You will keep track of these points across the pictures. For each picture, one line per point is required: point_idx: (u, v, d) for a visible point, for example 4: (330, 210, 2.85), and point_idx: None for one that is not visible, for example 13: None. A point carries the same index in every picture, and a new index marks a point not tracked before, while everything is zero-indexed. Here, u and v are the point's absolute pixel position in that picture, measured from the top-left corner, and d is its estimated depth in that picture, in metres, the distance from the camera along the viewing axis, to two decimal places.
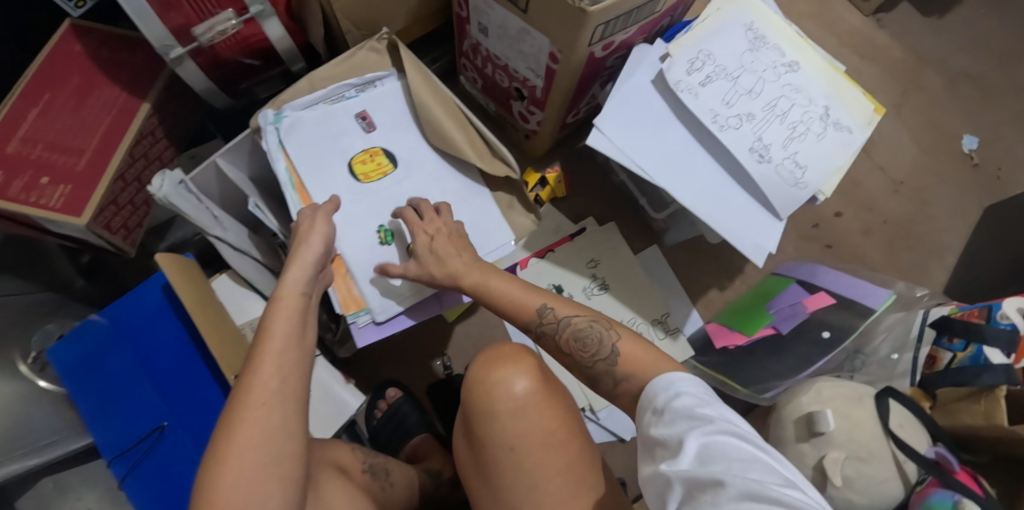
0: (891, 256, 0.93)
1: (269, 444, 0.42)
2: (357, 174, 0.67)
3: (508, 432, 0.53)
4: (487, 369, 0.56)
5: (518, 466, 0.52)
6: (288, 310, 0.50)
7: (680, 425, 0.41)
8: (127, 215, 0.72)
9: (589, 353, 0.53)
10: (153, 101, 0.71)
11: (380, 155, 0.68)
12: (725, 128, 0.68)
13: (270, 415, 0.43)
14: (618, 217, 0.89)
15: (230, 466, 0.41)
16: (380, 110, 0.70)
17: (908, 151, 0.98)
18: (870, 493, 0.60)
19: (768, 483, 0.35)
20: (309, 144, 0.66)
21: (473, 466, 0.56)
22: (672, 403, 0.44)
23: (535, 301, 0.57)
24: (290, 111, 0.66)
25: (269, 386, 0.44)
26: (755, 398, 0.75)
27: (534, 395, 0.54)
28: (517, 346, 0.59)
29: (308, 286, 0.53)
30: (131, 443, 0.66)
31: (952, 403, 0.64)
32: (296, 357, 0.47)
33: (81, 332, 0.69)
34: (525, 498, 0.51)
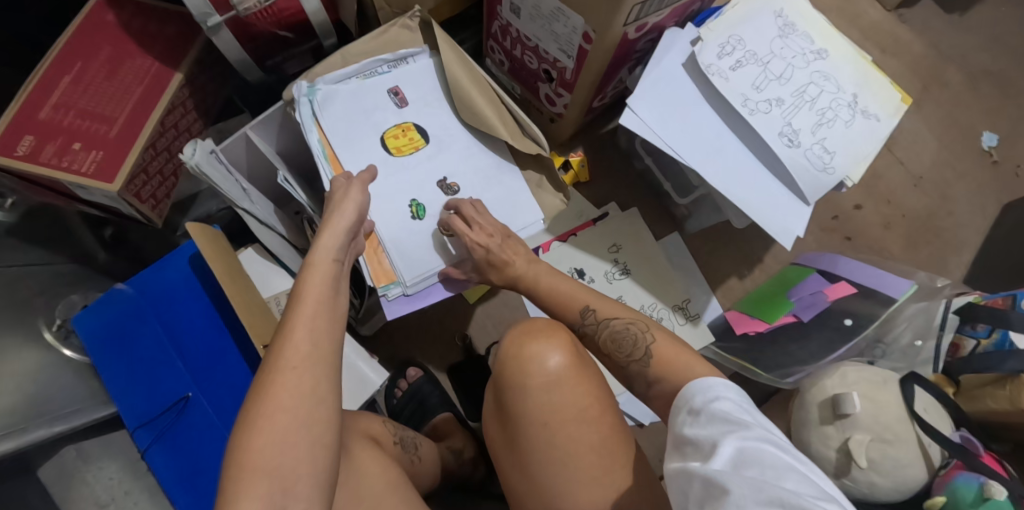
0: (910, 250, 0.94)
1: (300, 408, 0.41)
2: (390, 148, 0.67)
3: (542, 406, 0.52)
4: (521, 344, 0.55)
5: (551, 440, 0.52)
6: (319, 275, 0.49)
7: (715, 428, 0.40)
8: (156, 185, 0.71)
9: (623, 354, 0.53)
10: (185, 72, 0.70)
11: (412, 130, 0.68)
12: (755, 112, 0.69)
13: (300, 379, 0.42)
14: (640, 204, 0.90)
15: (260, 428, 0.39)
16: (412, 86, 0.70)
17: (928, 146, 0.99)
18: (894, 476, 0.61)
19: (806, 494, 0.33)
20: (344, 118, 0.67)
21: (504, 439, 0.56)
22: (708, 406, 0.42)
23: (580, 302, 0.59)
24: (323, 85, 0.66)
25: (301, 350, 0.43)
26: (778, 382, 0.75)
27: (568, 371, 0.53)
28: (550, 323, 0.58)
29: (338, 252, 0.52)
30: (156, 413, 0.66)
31: (976, 388, 0.65)
32: (329, 322, 0.46)
33: (107, 301, 0.69)
34: (557, 472, 0.51)
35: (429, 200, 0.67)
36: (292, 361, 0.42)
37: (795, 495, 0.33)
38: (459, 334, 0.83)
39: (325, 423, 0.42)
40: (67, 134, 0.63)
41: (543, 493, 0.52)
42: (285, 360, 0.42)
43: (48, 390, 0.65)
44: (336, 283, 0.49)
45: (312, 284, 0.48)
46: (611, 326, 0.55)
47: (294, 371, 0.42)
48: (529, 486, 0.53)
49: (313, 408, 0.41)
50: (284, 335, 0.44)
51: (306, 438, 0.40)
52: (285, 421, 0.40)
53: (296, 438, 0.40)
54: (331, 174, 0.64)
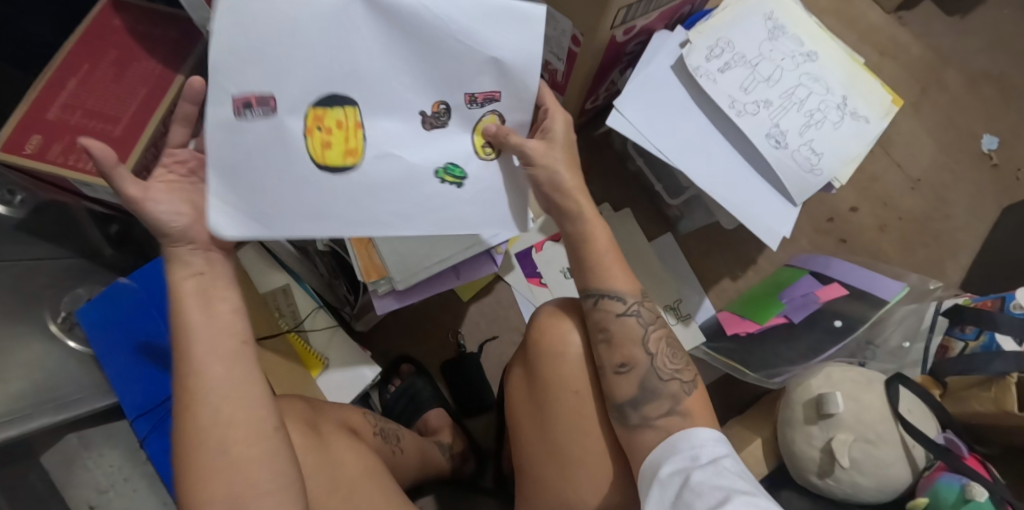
0: (906, 253, 0.94)
1: (223, 432, 0.42)
2: (341, 162, 0.42)
3: (574, 377, 0.53)
4: (547, 320, 0.57)
5: (578, 408, 0.53)
6: (204, 281, 0.45)
7: (722, 480, 0.41)
8: (158, 183, 0.74)
9: (673, 365, 0.52)
10: (186, 75, 0.71)
11: (326, 114, 0.40)
12: (742, 113, 0.69)
13: (205, 406, 0.42)
14: (633, 204, 0.90)
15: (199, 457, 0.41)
16: (295, 80, 0.38)
17: (926, 149, 0.98)
18: (878, 477, 0.61)
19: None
20: (271, 129, 0.38)
21: (527, 407, 0.56)
22: (715, 461, 0.43)
23: (628, 287, 0.53)
24: (214, 180, 0.37)
25: (206, 372, 0.43)
26: (766, 383, 0.75)
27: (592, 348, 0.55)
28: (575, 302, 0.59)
29: (196, 263, 0.45)
30: (155, 403, 0.69)
31: (963, 391, 0.64)
32: (218, 331, 0.44)
33: (109, 294, 0.71)
34: (580, 442, 0.52)
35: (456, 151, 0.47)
36: (212, 390, 0.42)
37: None
38: (454, 331, 0.85)
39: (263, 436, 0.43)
40: (75, 133, 0.66)
41: (560, 461, 0.52)
42: (204, 381, 0.43)
43: (52, 379, 0.67)
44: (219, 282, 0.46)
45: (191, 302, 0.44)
46: (623, 326, 0.52)
47: (205, 395, 0.42)
48: (545, 453, 0.53)
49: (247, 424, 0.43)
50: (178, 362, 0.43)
51: (242, 454, 0.42)
52: (222, 441, 0.42)
53: (232, 462, 0.41)
54: None
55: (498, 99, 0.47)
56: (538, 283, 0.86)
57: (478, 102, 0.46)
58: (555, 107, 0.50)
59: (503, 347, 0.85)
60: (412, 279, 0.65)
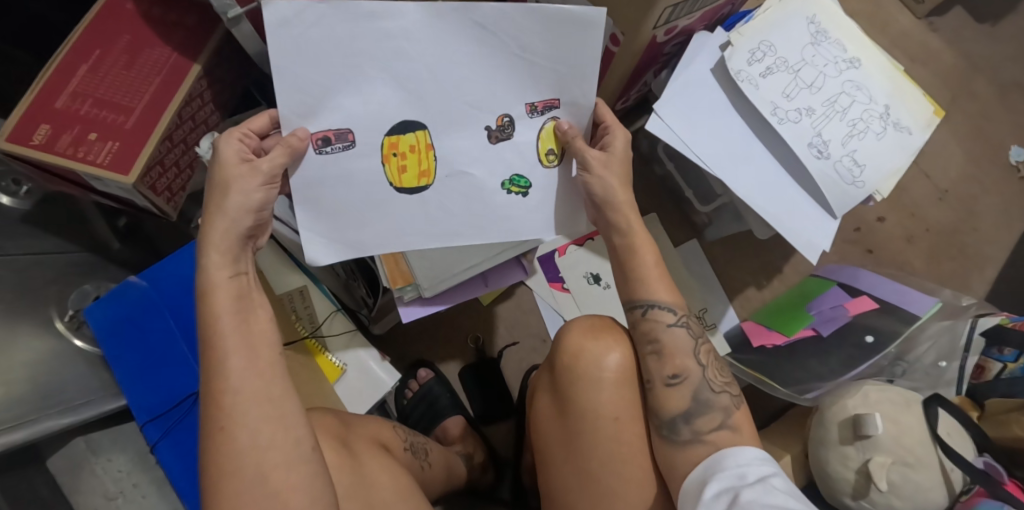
0: (933, 265, 0.91)
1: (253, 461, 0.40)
2: (415, 184, 0.46)
3: (608, 402, 0.50)
4: (580, 341, 0.53)
5: (618, 436, 0.50)
6: (234, 291, 0.43)
7: (772, 498, 0.37)
8: (171, 177, 0.70)
9: (723, 379, 0.50)
10: (203, 63, 0.68)
11: (398, 141, 0.45)
12: (784, 121, 0.67)
13: (238, 433, 0.40)
14: (659, 209, 0.88)
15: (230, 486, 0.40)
16: (366, 115, 0.44)
17: (954, 159, 0.95)
18: (915, 500, 0.59)
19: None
20: (352, 162, 0.45)
21: (559, 436, 0.53)
22: (762, 479, 0.40)
23: (672, 298, 0.51)
24: (303, 216, 0.45)
25: (243, 391, 0.41)
26: (796, 399, 0.72)
27: (629, 372, 0.52)
28: (607, 320, 0.56)
29: (236, 264, 0.44)
30: (167, 407, 0.66)
31: (1002, 414, 0.63)
32: (252, 352, 0.42)
33: (119, 293, 0.68)
34: (614, 470, 0.49)
35: (517, 163, 0.48)
36: (247, 418, 0.41)
37: None
38: (472, 336, 0.83)
39: (297, 460, 0.42)
40: (85, 123, 0.63)
41: (595, 491, 0.49)
42: (239, 402, 0.41)
43: (59, 382, 0.63)
44: (251, 293, 0.44)
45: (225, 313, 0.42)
46: (673, 337, 0.50)
47: (242, 419, 0.41)
48: (578, 480, 0.50)
49: (283, 448, 0.41)
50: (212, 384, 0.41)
51: (280, 483, 0.40)
52: (257, 468, 0.40)
53: (269, 492, 0.40)
54: None
55: (558, 106, 0.47)
56: (560, 289, 0.83)
57: (538, 111, 0.47)
58: (615, 123, 0.49)
59: (523, 352, 0.83)
60: (439, 287, 0.62)
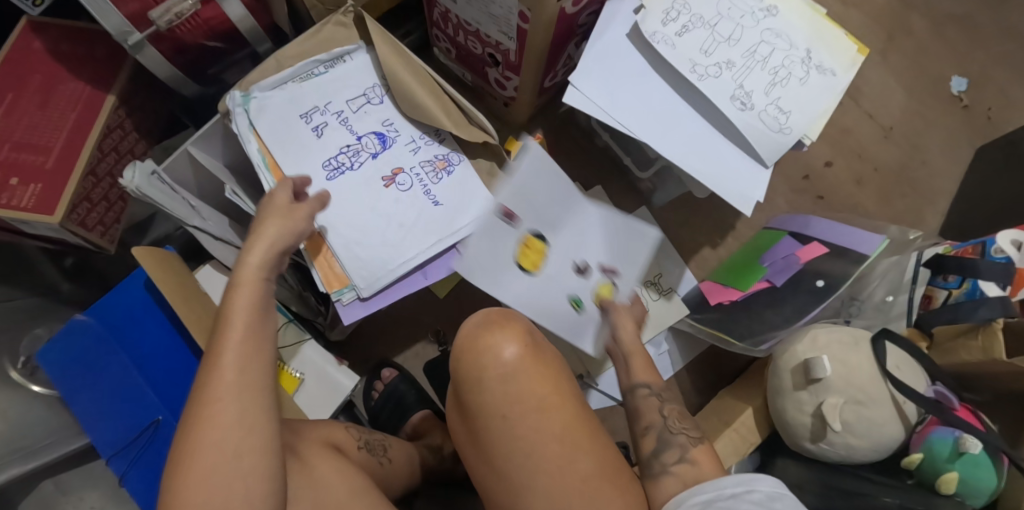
0: (884, 204, 0.91)
1: (231, 437, 0.40)
2: (528, 267, 0.64)
3: (499, 399, 0.49)
4: (472, 337, 0.52)
5: (514, 433, 0.48)
6: (250, 292, 0.46)
7: (737, 507, 0.43)
8: (102, 211, 0.70)
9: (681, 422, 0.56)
10: (118, 93, 0.68)
11: (534, 241, 0.64)
12: (704, 77, 0.66)
13: (225, 409, 0.40)
14: (603, 181, 0.88)
15: (198, 456, 0.39)
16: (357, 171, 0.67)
17: (896, 97, 0.94)
18: (869, 437, 0.60)
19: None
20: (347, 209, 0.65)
21: (467, 434, 0.53)
22: (740, 494, 0.44)
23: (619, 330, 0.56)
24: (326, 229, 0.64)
25: (235, 370, 0.42)
26: (752, 351, 0.74)
27: (521, 363, 0.50)
28: (503, 311, 0.55)
29: (269, 270, 0.49)
30: (128, 440, 0.66)
31: (949, 341, 0.63)
32: (256, 344, 0.43)
33: (68, 332, 0.68)
34: (521, 467, 0.48)
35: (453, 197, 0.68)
36: (235, 397, 0.41)
37: None
38: (433, 330, 0.83)
39: (259, 461, 0.41)
40: (3, 169, 0.62)
41: (510, 484, 0.49)
42: (230, 383, 0.41)
43: (18, 429, 0.63)
44: (264, 301, 0.46)
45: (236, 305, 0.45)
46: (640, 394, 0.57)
47: (231, 398, 0.41)
48: (491, 477, 0.50)
49: (244, 447, 0.40)
50: (211, 361, 0.42)
51: (252, 465, 0.40)
52: (213, 461, 0.39)
53: (243, 470, 0.40)
54: None
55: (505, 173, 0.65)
56: None
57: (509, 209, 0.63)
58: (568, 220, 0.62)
59: None
60: (377, 284, 0.64)
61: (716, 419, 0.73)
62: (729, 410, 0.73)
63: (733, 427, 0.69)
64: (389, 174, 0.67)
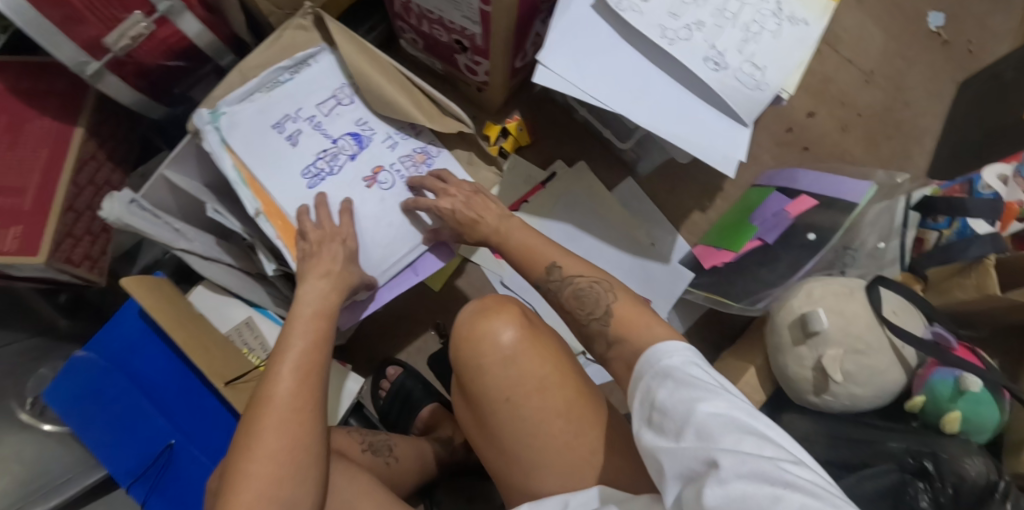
0: (871, 148, 0.90)
1: (290, 437, 0.45)
2: None
3: (501, 383, 0.49)
4: (471, 324, 0.51)
5: (517, 415, 0.48)
6: (307, 321, 0.52)
7: (683, 388, 0.37)
8: (87, 245, 0.69)
9: (584, 312, 0.50)
10: (86, 124, 0.67)
11: None
12: (675, 41, 0.64)
13: (293, 418, 0.46)
14: (586, 156, 0.88)
15: (256, 453, 0.44)
16: (338, 176, 0.66)
17: (874, 39, 0.92)
18: (871, 383, 0.61)
19: (781, 461, 0.32)
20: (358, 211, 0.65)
21: (473, 422, 0.53)
22: (675, 370, 0.39)
23: (545, 258, 0.55)
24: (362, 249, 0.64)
25: (288, 378, 0.47)
26: (750, 311, 0.73)
27: (523, 345, 0.49)
28: (499, 298, 0.54)
29: (316, 297, 0.54)
30: (146, 465, 0.66)
31: (943, 281, 0.64)
32: (314, 356, 0.50)
33: (69, 369, 0.68)
34: (530, 447, 0.48)
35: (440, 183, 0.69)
36: (291, 402, 0.46)
37: (772, 466, 0.31)
38: (434, 323, 0.83)
39: (304, 471, 0.45)
40: None
41: (521, 467, 0.49)
42: (286, 390, 0.47)
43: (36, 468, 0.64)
44: (322, 327, 0.52)
45: (294, 335, 0.51)
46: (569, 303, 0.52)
47: (286, 403, 0.46)
48: (503, 461, 0.50)
49: (290, 453, 0.44)
50: (271, 372, 0.48)
51: (306, 460, 0.45)
52: (268, 447, 0.44)
53: (302, 467, 0.45)
54: (259, 210, 0.62)
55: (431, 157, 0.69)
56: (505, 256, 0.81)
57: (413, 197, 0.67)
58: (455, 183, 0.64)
59: None
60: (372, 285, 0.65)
61: (722, 381, 0.74)
62: (733, 371, 0.74)
63: (737, 387, 0.70)
64: (370, 173, 0.66)
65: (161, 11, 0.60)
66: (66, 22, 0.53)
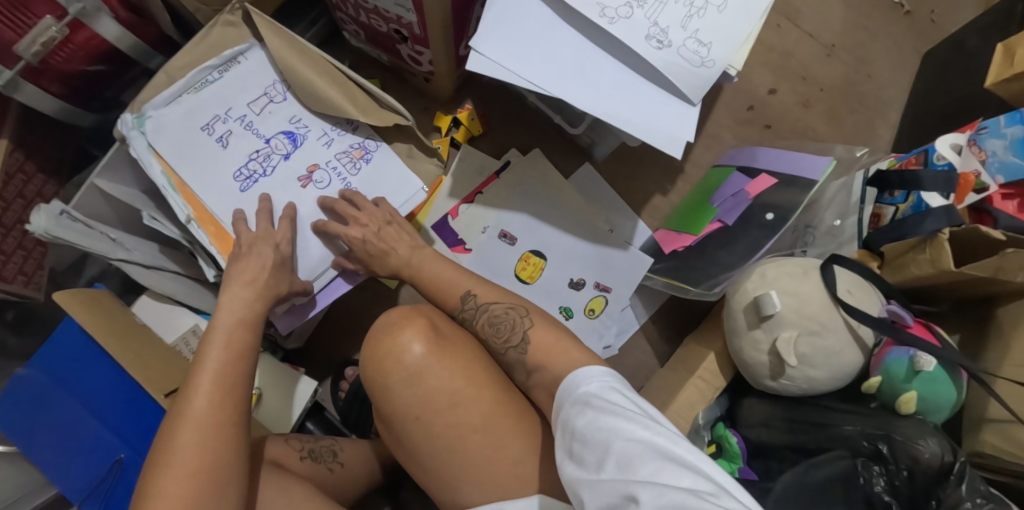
0: (833, 123, 0.88)
1: (207, 451, 0.43)
2: (522, 278, 0.79)
3: (410, 401, 0.47)
4: (373, 345, 0.49)
5: (428, 432, 0.47)
6: (229, 330, 0.51)
7: (601, 415, 0.36)
8: (20, 260, 0.67)
9: (500, 340, 0.48)
10: (10, 136, 0.64)
11: (531, 257, 0.80)
12: (615, 20, 0.62)
13: (209, 432, 0.44)
14: (541, 142, 0.85)
15: (171, 469, 0.42)
16: (274, 178, 0.64)
17: (835, 11, 0.89)
18: (827, 365, 0.59)
19: (698, 483, 0.30)
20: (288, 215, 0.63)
21: (390, 437, 0.51)
22: (593, 398, 0.38)
23: (459, 288, 0.54)
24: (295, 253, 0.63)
25: (207, 391, 0.46)
26: (707, 295, 0.71)
27: (432, 359, 0.47)
28: (412, 307, 0.52)
29: (242, 302, 0.53)
30: (96, 481, 0.64)
31: (897, 258, 0.62)
32: (237, 366, 0.48)
33: (13, 390, 0.67)
34: (447, 463, 0.47)
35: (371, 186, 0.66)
36: (209, 418, 0.45)
37: (688, 489, 0.29)
38: None
39: (226, 486, 0.44)
40: None
41: (444, 481, 0.47)
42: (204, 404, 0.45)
43: None
44: (246, 337, 0.51)
45: (213, 346, 0.49)
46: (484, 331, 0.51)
47: (204, 418, 0.44)
48: (426, 476, 0.49)
49: (207, 470, 0.43)
50: (191, 383, 0.46)
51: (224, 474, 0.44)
52: (184, 463, 0.43)
53: (215, 482, 0.43)
54: (188, 216, 0.60)
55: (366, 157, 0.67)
56: (462, 251, 0.79)
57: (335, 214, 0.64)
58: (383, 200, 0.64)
59: None
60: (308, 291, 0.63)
61: (681, 369, 0.72)
62: (692, 358, 0.72)
63: (695, 375, 0.68)
64: (304, 173, 0.64)
65: (73, 14, 0.57)
66: None
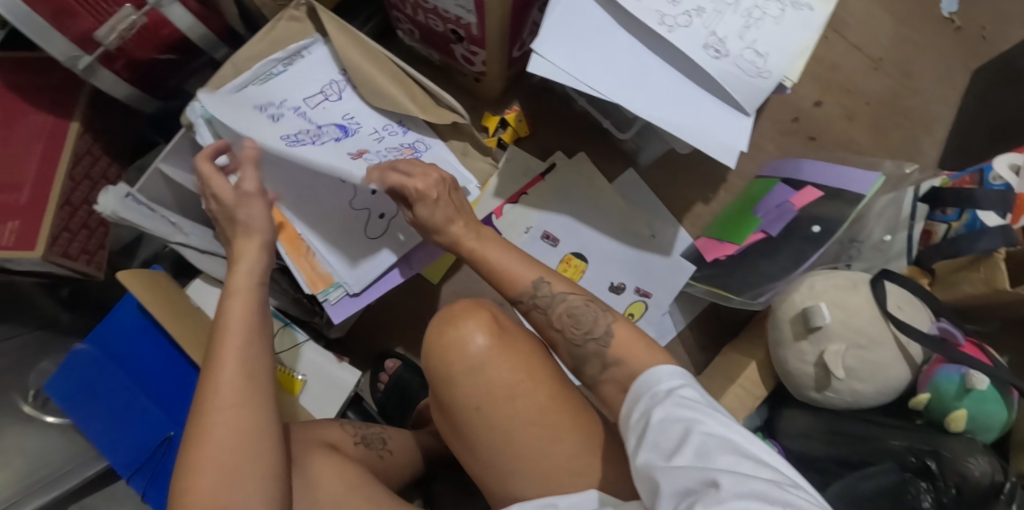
0: (878, 137, 0.87)
1: (241, 433, 0.42)
2: None
3: (470, 390, 0.48)
4: (442, 334, 0.50)
5: (487, 423, 0.48)
6: (245, 302, 0.49)
7: (680, 409, 0.37)
8: (84, 239, 0.70)
9: (580, 332, 0.49)
10: (81, 118, 0.67)
11: (573, 259, 0.81)
12: (674, 28, 0.62)
13: (237, 413, 0.43)
14: (585, 146, 0.86)
15: (205, 456, 0.41)
16: None
17: (883, 25, 0.90)
18: (874, 378, 0.59)
19: (781, 483, 0.31)
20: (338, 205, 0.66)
21: (447, 427, 0.52)
22: (671, 392, 0.39)
23: (530, 274, 0.52)
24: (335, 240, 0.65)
25: (230, 370, 0.44)
26: (751, 305, 0.71)
27: (496, 350, 0.48)
28: (473, 301, 0.53)
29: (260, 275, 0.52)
30: (144, 457, 0.66)
31: (950, 275, 0.62)
32: (257, 339, 0.47)
33: (70, 362, 0.68)
34: (503, 454, 0.48)
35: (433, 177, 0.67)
36: (234, 398, 0.43)
37: (770, 486, 0.30)
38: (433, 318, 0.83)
39: (259, 465, 0.42)
40: None
41: (499, 472, 0.48)
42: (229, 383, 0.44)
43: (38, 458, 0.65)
44: (262, 309, 0.49)
45: (234, 318, 0.47)
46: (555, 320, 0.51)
47: (232, 399, 0.43)
48: (479, 466, 0.50)
49: (239, 450, 0.41)
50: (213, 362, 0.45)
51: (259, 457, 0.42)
52: (218, 447, 0.41)
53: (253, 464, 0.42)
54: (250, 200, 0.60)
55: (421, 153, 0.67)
56: None
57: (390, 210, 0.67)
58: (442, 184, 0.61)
59: None
60: (368, 278, 0.66)
61: (721, 376, 0.72)
62: (733, 365, 0.72)
63: (736, 382, 0.69)
64: (355, 151, 0.62)
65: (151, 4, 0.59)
66: (57, 18, 0.52)
